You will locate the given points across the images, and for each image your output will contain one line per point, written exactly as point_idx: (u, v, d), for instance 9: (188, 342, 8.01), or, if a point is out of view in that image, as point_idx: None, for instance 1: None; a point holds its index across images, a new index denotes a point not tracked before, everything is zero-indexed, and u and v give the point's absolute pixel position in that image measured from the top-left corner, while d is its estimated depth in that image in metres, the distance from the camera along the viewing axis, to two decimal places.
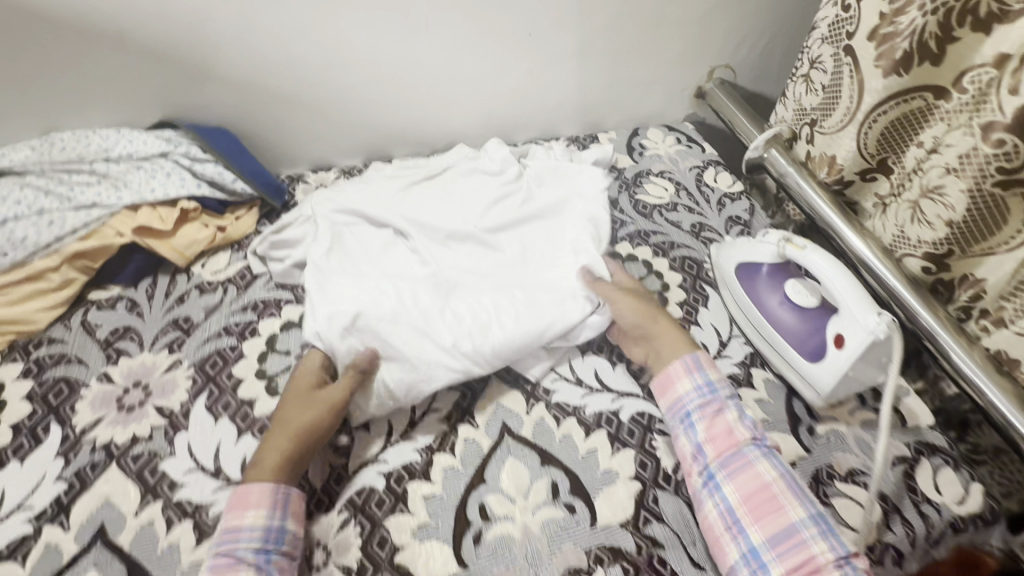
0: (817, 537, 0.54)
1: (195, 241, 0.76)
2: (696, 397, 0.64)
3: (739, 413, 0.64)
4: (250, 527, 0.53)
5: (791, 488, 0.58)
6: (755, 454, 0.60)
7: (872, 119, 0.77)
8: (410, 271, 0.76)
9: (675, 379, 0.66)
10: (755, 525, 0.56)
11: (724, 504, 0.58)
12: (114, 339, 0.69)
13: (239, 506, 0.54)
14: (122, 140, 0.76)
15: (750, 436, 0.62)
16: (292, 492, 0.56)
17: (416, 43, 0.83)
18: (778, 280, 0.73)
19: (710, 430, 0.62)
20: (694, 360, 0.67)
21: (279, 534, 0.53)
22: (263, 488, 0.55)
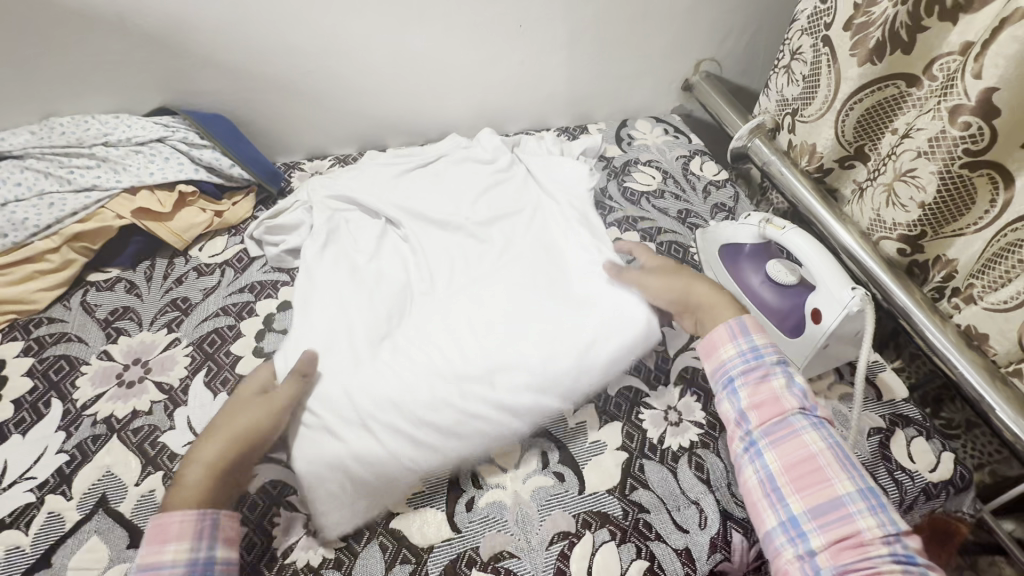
0: (865, 513, 0.48)
1: (194, 224, 0.78)
2: (740, 361, 0.59)
3: (788, 380, 0.58)
4: (171, 564, 0.46)
5: (840, 461, 0.52)
6: (802, 424, 0.54)
7: (846, 111, 0.81)
8: (400, 257, 0.79)
9: (719, 344, 0.61)
10: (795, 494, 0.51)
11: (765, 470, 0.53)
12: (113, 319, 0.71)
13: (158, 541, 0.47)
14: (121, 126, 0.78)
15: (799, 405, 0.56)
16: (219, 515, 0.50)
17: (409, 32, 0.85)
18: (760, 260, 0.75)
19: (754, 395, 0.57)
20: (740, 326, 0.62)
21: (208, 565, 0.48)
22: (186, 517, 0.48)
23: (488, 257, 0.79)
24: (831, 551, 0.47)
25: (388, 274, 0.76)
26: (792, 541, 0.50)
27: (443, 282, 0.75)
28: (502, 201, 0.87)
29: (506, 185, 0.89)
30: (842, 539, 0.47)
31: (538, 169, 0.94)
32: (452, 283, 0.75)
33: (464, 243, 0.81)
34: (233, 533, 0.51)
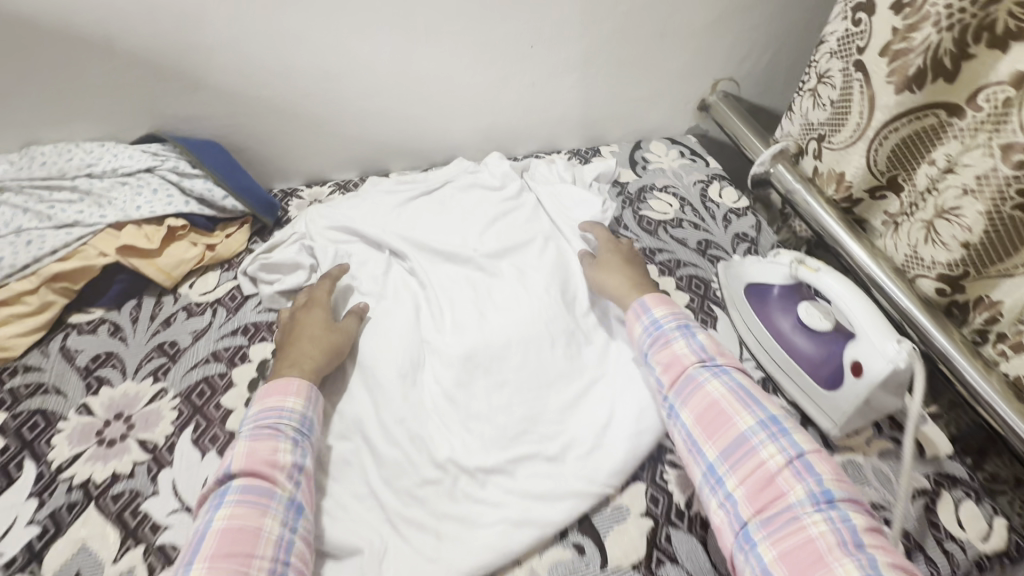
0: (766, 443, 0.54)
1: (183, 260, 0.73)
2: (647, 335, 0.66)
3: (688, 339, 0.64)
4: (290, 411, 0.58)
5: (739, 399, 0.58)
6: (704, 375, 0.60)
7: (882, 137, 0.76)
8: (406, 293, 0.75)
9: (632, 324, 0.69)
10: (708, 442, 0.57)
11: (682, 429, 0.59)
12: (94, 367, 0.66)
13: (277, 393, 0.59)
14: (106, 155, 0.72)
15: (699, 361, 0.62)
16: (320, 395, 0.62)
17: (415, 52, 0.80)
18: (790, 302, 0.71)
19: (662, 361, 0.64)
20: (643, 305, 0.69)
21: (310, 423, 0.59)
22: (302, 382, 0.60)
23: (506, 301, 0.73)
24: (747, 488, 0.53)
25: (396, 313, 0.72)
26: (715, 487, 0.55)
27: (454, 326, 0.71)
28: (511, 233, 0.82)
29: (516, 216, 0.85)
30: (750, 472, 0.53)
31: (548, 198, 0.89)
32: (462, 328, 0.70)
33: (475, 278, 0.77)
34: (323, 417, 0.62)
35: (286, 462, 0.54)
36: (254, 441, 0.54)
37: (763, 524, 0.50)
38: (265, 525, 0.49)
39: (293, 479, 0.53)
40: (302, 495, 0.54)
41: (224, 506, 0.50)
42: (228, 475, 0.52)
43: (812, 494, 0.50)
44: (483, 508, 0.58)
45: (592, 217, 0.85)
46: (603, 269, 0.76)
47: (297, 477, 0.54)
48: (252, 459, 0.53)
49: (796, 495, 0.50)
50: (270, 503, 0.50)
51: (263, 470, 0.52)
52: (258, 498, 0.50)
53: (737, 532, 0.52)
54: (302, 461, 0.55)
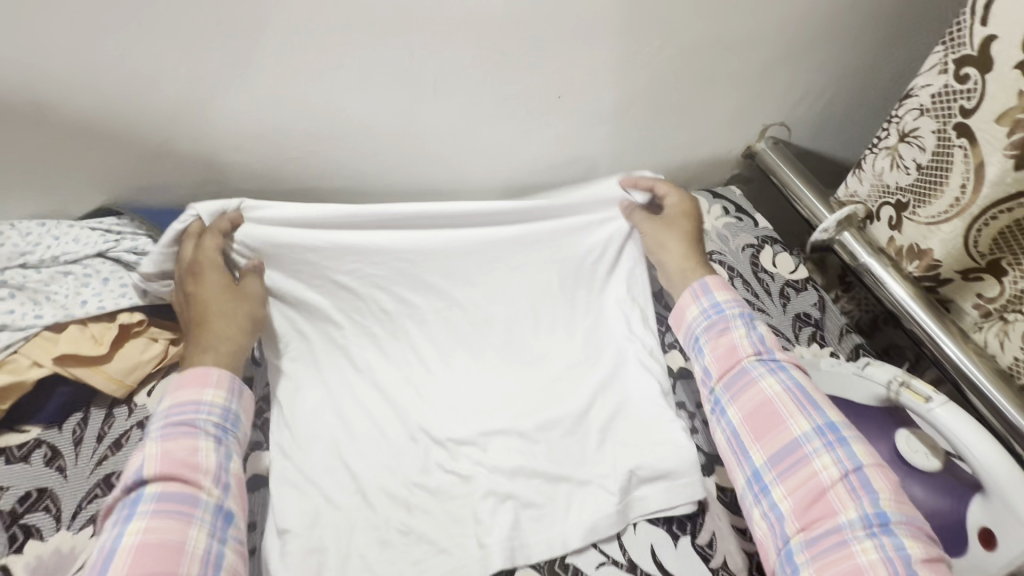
0: (821, 452, 0.52)
1: (139, 363, 0.60)
2: (703, 322, 0.64)
3: (749, 328, 0.61)
4: (209, 403, 0.53)
5: (797, 402, 0.56)
6: (760, 371, 0.58)
7: (988, 218, 0.63)
8: (417, 400, 0.65)
9: (685, 309, 0.66)
10: (757, 444, 0.55)
11: (729, 426, 0.57)
12: (21, 512, 0.53)
13: (194, 384, 0.53)
14: (47, 237, 0.60)
15: (756, 355, 0.59)
16: (245, 386, 0.57)
17: (421, 108, 0.67)
18: (881, 426, 0.58)
19: (716, 351, 0.62)
20: (703, 287, 0.66)
21: (234, 417, 0.54)
22: (223, 372, 0.55)
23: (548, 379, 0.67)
24: (794, 501, 0.52)
25: (405, 391, 0.65)
26: (759, 496, 0.54)
27: (462, 407, 0.64)
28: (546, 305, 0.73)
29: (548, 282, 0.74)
30: (800, 482, 0.52)
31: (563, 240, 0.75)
32: (470, 407, 0.64)
33: (488, 316, 0.71)
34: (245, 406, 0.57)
35: (210, 464, 0.50)
36: (168, 441, 0.49)
37: (811, 538, 0.50)
38: (189, 539, 0.45)
39: (220, 483, 0.49)
40: (232, 499, 0.50)
41: (137, 519, 0.45)
42: (140, 482, 0.48)
43: (865, 515, 0.49)
44: None
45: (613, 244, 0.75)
46: (659, 230, 0.73)
47: (225, 480, 0.50)
48: (168, 461, 0.48)
49: (846, 514, 0.49)
50: (193, 512, 0.47)
51: (183, 474, 0.48)
52: (178, 508, 0.46)
53: (778, 543, 0.51)
54: (228, 462, 0.51)
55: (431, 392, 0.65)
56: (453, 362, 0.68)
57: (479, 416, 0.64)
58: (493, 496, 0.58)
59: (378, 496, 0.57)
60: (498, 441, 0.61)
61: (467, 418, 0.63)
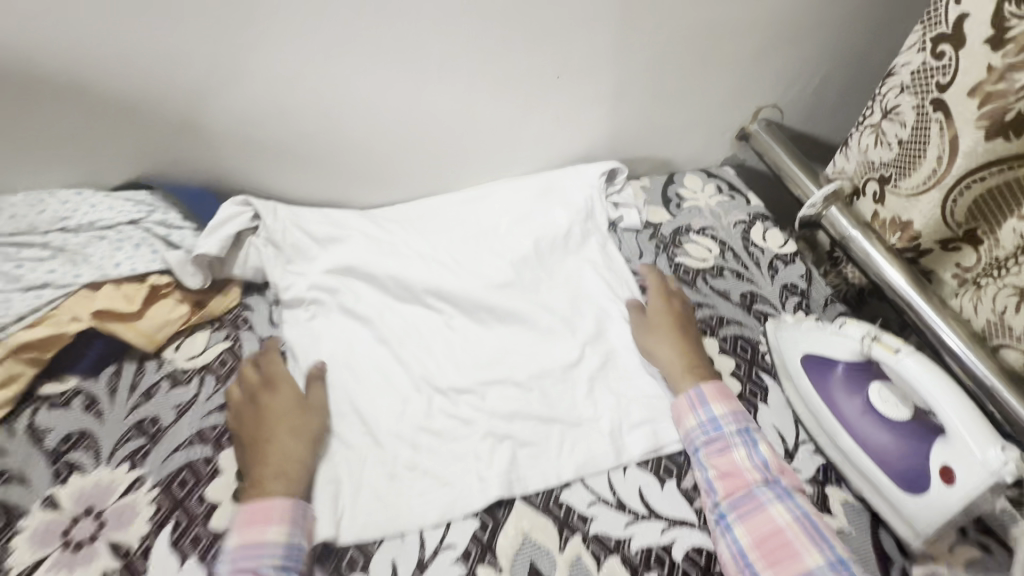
0: None
1: (168, 322, 0.65)
2: (701, 435, 0.63)
3: (749, 450, 0.61)
4: (274, 543, 0.51)
5: (806, 530, 0.56)
6: (768, 496, 0.58)
7: (961, 189, 0.66)
8: (425, 355, 0.70)
9: (682, 415, 0.65)
10: (768, 570, 0.54)
11: (736, 545, 0.55)
12: (65, 449, 0.58)
13: (259, 520, 0.52)
14: (82, 206, 0.65)
15: (761, 477, 0.60)
16: (310, 507, 0.56)
17: (428, 88, 0.72)
18: (857, 381, 0.63)
19: (717, 468, 0.61)
20: (700, 395, 0.65)
21: (299, 553, 0.52)
22: (286, 504, 0.53)
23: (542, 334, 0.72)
24: None
25: (411, 345, 0.70)
26: None
27: (465, 359, 0.70)
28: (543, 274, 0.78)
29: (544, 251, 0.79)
30: None
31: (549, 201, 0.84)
32: (470, 361, 0.70)
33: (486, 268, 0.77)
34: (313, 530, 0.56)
35: None
36: None
37: None
38: None
39: None
40: None
41: None
42: None
43: None
44: None
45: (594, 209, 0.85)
46: (655, 335, 0.71)
47: None
48: None
49: None
50: None
51: None
52: None
53: None
54: None
55: (435, 347, 0.70)
56: (455, 321, 0.73)
57: (478, 368, 0.69)
58: (492, 437, 0.63)
59: (388, 440, 0.62)
60: (496, 391, 0.67)
61: (466, 370, 0.68)
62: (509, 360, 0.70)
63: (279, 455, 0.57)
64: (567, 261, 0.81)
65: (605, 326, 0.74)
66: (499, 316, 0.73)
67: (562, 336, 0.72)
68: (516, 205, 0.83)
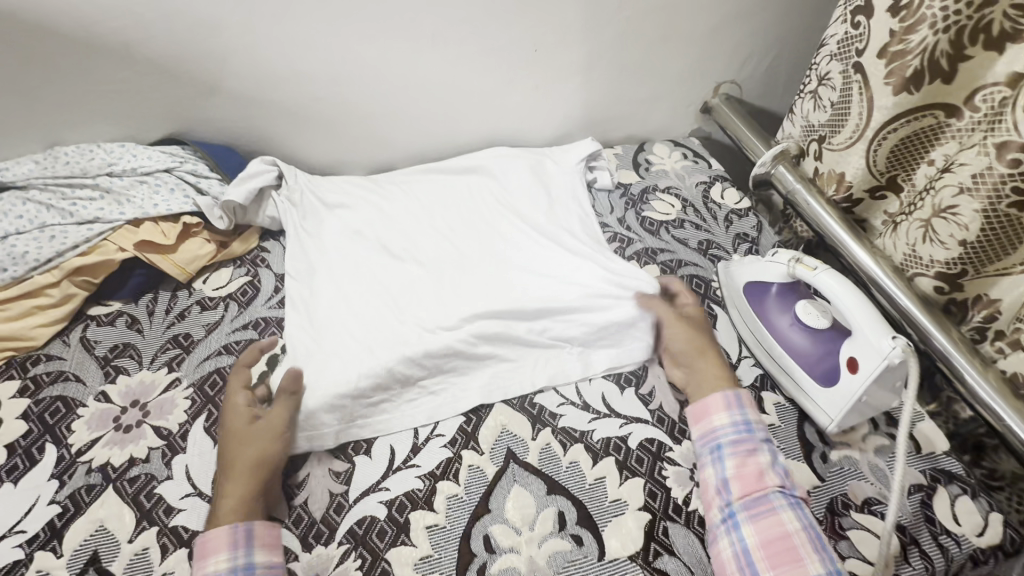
0: None
1: (196, 256, 0.76)
2: (731, 434, 0.61)
3: (772, 457, 0.60)
4: (215, 572, 0.50)
5: (813, 541, 0.53)
6: (781, 501, 0.56)
7: (880, 138, 0.76)
8: (409, 289, 0.76)
9: (712, 412, 0.63)
10: (769, 570, 0.52)
11: (740, 543, 0.54)
12: (112, 356, 0.68)
13: (202, 555, 0.51)
14: (125, 155, 0.76)
15: (779, 483, 0.57)
16: (254, 523, 0.53)
17: (421, 57, 0.82)
18: (788, 301, 0.72)
19: (736, 468, 0.59)
20: (737, 399, 0.64)
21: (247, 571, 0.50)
22: (219, 532, 0.52)
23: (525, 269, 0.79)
24: None
25: (398, 286, 0.76)
26: None
27: (450, 299, 0.74)
28: (512, 224, 0.85)
29: (523, 205, 0.89)
30: None
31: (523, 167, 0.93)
32: (456, 303, 0.73)
33: (470, 222, 0.86)
34: (273, 538, 0.54)
35: None
36: None
37: None
38: None
39: None
40: None
41: None
42: None
43: None
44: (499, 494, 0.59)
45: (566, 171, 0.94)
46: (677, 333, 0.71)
47: None
48: None
49: None
50: None
51: None
52: None
53: None
54: None
55: (423, 294, 0.75)
56: (436, 264, 0.79)
57: (461, 308, 0.72)
58: None
59: None
60: (478, 323, 0.70)
61: (452, 307, 0.72)
62: (482, 297, 0.74)
63: (235, 486, 0.55)
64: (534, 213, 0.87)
65: (568, 269, 0.78)
66: (476, 259, 0.80)
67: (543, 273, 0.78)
68: (501, 171, 0.93)
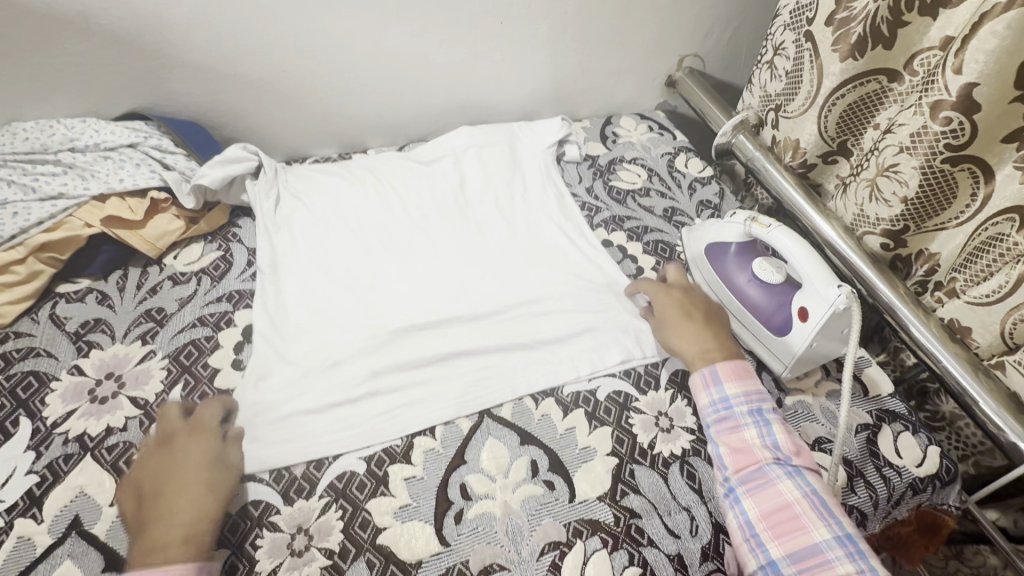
0: (843, 560, 0.47)
1: (166, 232, 0.76)
2: (714, 414, 0.60)
3: (763, 429, 0.58)
4: None
5: (816, 507, 0.51)
6: (777, 472, 0.54)
7: (829, 105, 0.80)
8: (382, 272, 0.77)
9: (697, 393, 0.63)
10: (773, 539, 0.51)
11: (742, 516, 0.53)
12: (84, 332, 0.68)
13: None
14: (88, 130, 0.76)
15: (773, 455, 0.55)
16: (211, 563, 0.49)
17: (388, 30, 0.83)
18: (745, 258, 0.76)
19: (729, 445, 0.58)
20: (715, 374, 0.62)
21: None
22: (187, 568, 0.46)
23: (512, 270, 0.80)
24: None
25: (368, 273, 0.77)
26: None
27: (428, 299, 0.75)
28: (500, 219, 0.86)
29: (503, 198, 0.90)
30: None
31: (504, 161, 0.95)
32: (432, 300, 0.75)
33: (446, 213, 0.87)
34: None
35: None
36: None
37: None
38: None
39: None
40: None
41: None
42: None
43: None
44: (473, 449, 0.62)
45: (542, 152, 0.97)
46: (670, 322, 0.69)
47: None
48: None
49: None
50: None
51: None
52: None
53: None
54: None
55: (393, 282, 0.76)
56: (407, 252, 0.80)
57: (437, 309, 0.74)
58: None
59: None
60: (458, 329, 0.72)
61: (432, 308, 0.74)
62: (469, 295, 0.76)
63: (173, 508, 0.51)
64: (523, 215, 0.88)
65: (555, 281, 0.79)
66: (462, 254, 0.81)
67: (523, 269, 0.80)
68: (479, 163, 0.94)
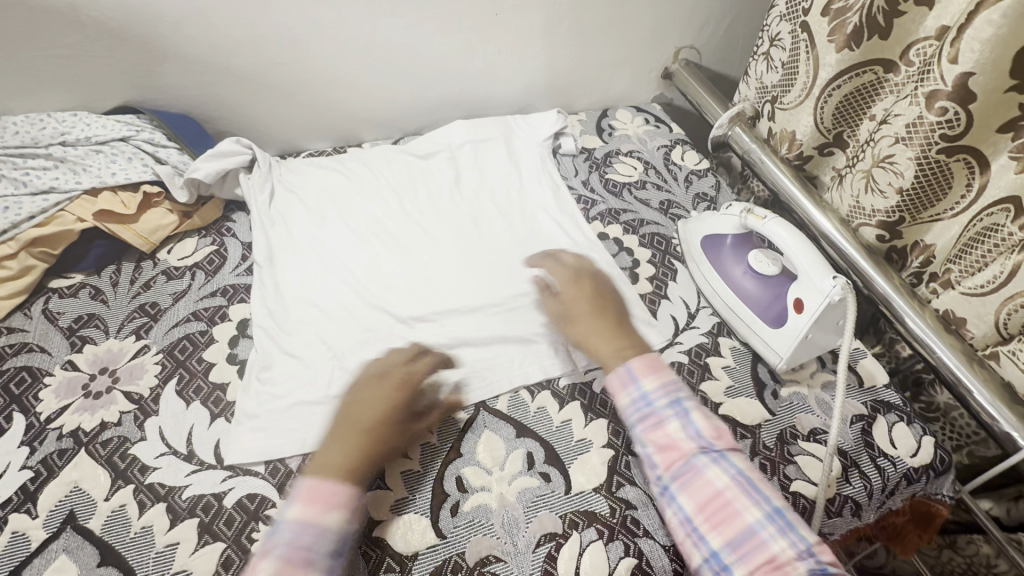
0: (777, 536, 0.48)
1: (160, 227, 0.76)
2: (636, 413, 0.58)
3: (684, 420, 0.56)
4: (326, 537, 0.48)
5: (744, 489, 0.52)
6: (704, 461, 0.53)
7: (825, 96, 0.80)
8: (377, 266, 0.77)
9: (616, 393, 0.61)
10: (713, 531, 0.50)
11: (680, 513, 0.52)
12: (77, 327, 0.68)
13: (319, 502, 0.49)
14: (79, 123, 0.75)
15: (699, 443, 0.55)
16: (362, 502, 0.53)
17: (382, 22, 0.83)
18: (741, 251, 0.76)
19: (655, 442, 0.56)
20: (630, 372, 0.61)
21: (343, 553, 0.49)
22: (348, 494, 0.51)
23: (510, 263, 0.79)
24: None
25: (363, 266, 0.76)
26: None
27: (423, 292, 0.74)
28: (496, 213, 0.86)
29: (499, 190, 0.90)
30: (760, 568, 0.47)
31: (501, 154, 0.95)
32: (427, 293, 0.74)
33: (441, 206, 0.86)
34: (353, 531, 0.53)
35: None
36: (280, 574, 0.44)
37: None
38: None
39: None
40: None
41: None
42: None
43: None
44: (470, 441, 0.62)
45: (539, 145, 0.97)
46: (582, 328, 0.68)
47: None
48: None
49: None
50: None
51: None
52: None
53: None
54: None
55: (388, 275, 0.76)
56: (402, 244, 0.80)
57: (434, 301, 0.73)
58: None
59: None
60: (456, 319, 0.72)
61: (425, 300, 0.73)
62: (464, 287, 0.75)
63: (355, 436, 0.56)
64: (519, 207, 0.88)
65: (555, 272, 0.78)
66: (457, 246, 0.81)
67: (519, 261, 0.79)
68: (475, 156, 0.94)
